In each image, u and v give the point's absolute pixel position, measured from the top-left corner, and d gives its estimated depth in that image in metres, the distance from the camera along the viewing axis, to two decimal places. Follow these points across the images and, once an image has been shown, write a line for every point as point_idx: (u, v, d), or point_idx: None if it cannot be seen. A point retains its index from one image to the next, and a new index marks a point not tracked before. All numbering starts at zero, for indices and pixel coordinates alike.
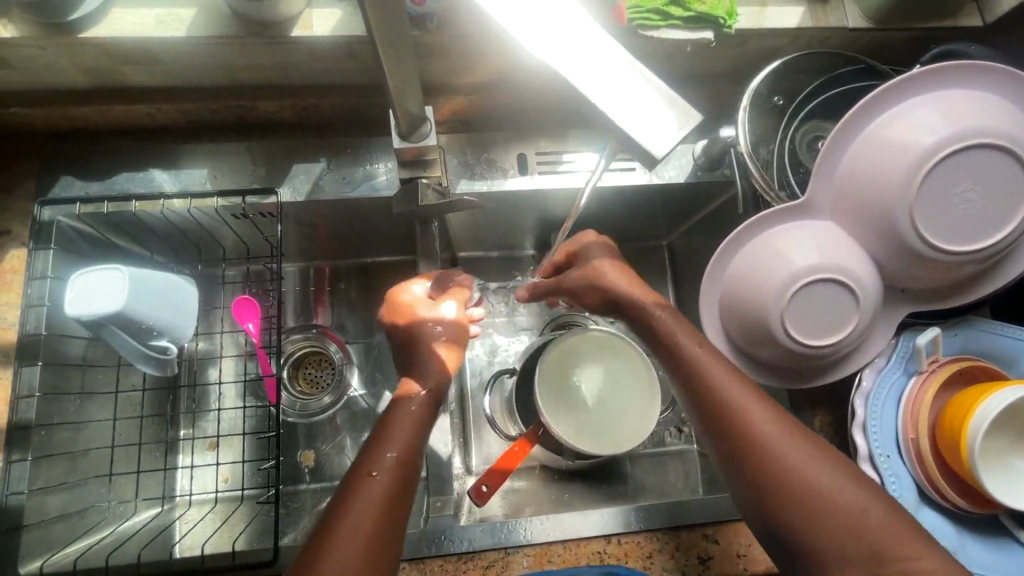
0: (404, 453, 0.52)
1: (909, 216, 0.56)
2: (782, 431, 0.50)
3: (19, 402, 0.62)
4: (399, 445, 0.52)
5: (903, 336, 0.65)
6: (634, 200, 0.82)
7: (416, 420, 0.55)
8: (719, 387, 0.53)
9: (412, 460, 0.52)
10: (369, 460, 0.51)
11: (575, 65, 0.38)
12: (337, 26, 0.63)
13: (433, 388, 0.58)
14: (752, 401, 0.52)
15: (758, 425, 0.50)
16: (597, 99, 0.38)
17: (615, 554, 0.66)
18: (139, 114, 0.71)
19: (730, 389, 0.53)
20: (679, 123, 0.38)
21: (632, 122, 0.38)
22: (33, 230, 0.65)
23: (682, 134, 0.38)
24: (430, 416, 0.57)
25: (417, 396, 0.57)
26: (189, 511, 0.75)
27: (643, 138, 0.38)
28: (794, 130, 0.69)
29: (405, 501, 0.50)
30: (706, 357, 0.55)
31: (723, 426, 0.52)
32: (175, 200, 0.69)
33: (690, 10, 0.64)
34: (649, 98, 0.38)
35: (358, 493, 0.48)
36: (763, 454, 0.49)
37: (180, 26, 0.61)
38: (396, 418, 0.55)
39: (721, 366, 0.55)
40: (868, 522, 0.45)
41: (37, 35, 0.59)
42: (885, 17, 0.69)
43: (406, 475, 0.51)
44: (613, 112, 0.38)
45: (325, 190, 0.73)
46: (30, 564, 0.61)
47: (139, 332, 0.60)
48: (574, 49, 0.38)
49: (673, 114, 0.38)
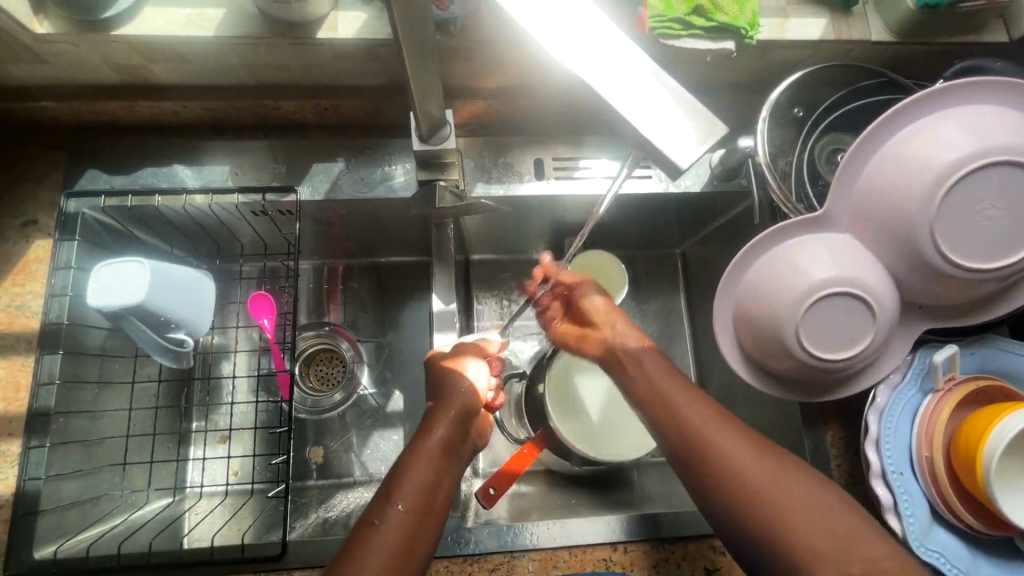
0: (412, 502, 0.53)
1: (929, 231, 0.56)
2: (754, 464, 0.51)
3: (39, 389, 0.64)
4: (408, 496, 0.53)
5: (919, 352, 0.64)
6: (650, 208, 0.82)
7: (432, 465, 0.56)
8: (693, 431, 0.54)
9: (421, 507, 0.53)
10: (380, 508, 0.52)
11: (600, 72, 0.38)
12: (361, 28, 0.64)
13: (450, 431, 0.59)
14: (726, 438, 0.53)
15: (739, 466, 0.51)
16: (621, 107, 0.38)
17: (620, 562, 0.66)
18: (165, 111, 0.73)
19: (712, 430, 0.53)
20: (703, 134, 0.38)
21: (656, 132, 0.38)
22: (59, 220, 0.67)
23: (704, 146, 0.38)
24: (448, 459, 0.58)
25: (432, 439, 0.58)
26: (199, 503, 0.76)
27: (665, 147, 0.38)
28: (813, 142, 0.69)
29: (418, 546, 0.52)
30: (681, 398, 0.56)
31: (706, 478, 0.52)
32: (197, 195, 0.70)
33: (713, 20, 0.64)
34: (674, 108, 0.39)
35: (365, 546, 0.50)
36: (748, 495, 0.50)
37: (209, 26, 0.62)
38: (411, 463, 0.56)
39: (696, 404, 0.55)
40: (862, 547, 0.47)
41: (70, 32, 0.60)
42: (908, 31, 0.69)
43: (414, 525, 0.52)
44: (636, 120, 0.38)
45: (344, 190, 0.74)
46: (43, 550, 0.62)
47: (158, 324, 0.61)
48: (598, 56, 0.39)
49: (696, 124, 0.38)
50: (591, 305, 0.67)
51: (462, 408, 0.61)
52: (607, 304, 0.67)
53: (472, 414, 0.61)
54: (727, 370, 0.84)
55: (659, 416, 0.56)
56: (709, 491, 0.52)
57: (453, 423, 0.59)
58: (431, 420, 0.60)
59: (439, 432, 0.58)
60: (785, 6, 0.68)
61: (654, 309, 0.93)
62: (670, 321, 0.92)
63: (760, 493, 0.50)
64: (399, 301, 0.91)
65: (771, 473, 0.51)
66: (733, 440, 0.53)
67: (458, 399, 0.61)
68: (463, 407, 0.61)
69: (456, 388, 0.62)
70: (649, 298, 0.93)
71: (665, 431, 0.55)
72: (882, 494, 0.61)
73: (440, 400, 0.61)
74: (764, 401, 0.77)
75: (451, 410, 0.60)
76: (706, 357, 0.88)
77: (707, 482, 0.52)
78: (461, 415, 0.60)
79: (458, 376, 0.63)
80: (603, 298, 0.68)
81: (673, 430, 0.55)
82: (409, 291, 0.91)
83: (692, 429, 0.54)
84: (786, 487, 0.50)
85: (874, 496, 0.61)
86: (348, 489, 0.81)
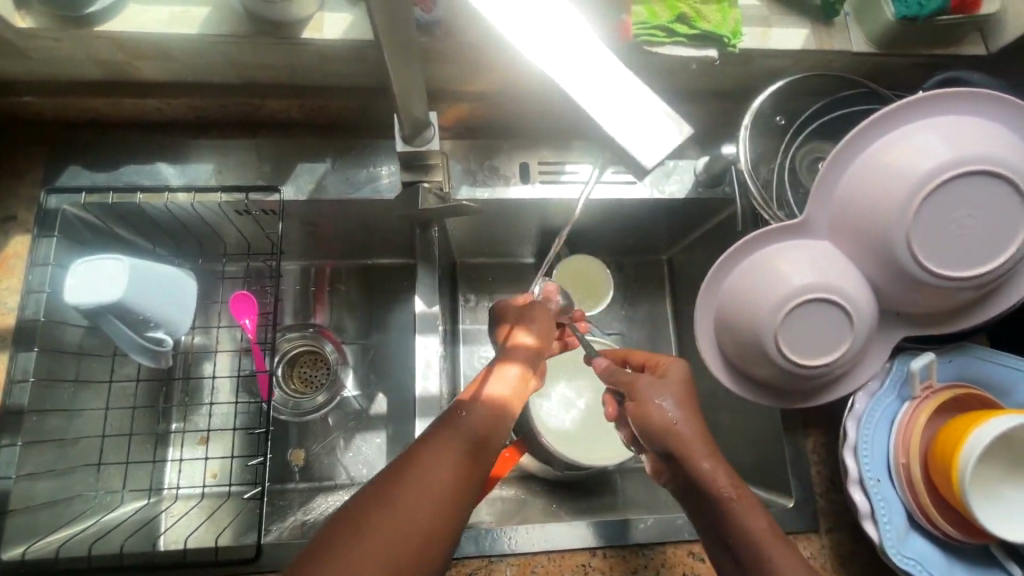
0: (420, 506, 0.50)
1: (906, 239, 0.56)
2: (743, 511, 0.54)
3: (13, 386, 0.63)
4: (415, 494, 0.50)
5: (897, 360, 0.64)
6: (636, 213, 0.82)
7: (448, 471, 0.52)
8: (701, 472, 0.56)
9: (429, 513, 0.50)
10: (385, 501, 0.49)
11: (571, 70, 0.38)
12: (347, 30, 0.64)
13: (470, 439, 0.55)
14: (724, 481, 0.55)
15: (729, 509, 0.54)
16: (590, 106, 0.38)
17: (600, 567, 0.66)
18: (149, 108, 0.72)
19: (742, 513, 0.54)
20: (671, 135, 0.38)
21: (623, 131, 0.38)
22: (39, 216, 0.66)
23: (672, 148, 0.38)
24: (464, 468, 0.53)
25: (450, 444, 0.54)
26: (175, 505, 0.75)
27: (633, 148, 0.38)
28: (795, 149, 0.70)
29: (420, 553, 0.48)
30: (691, 433, 0.58)
31: (704, 510, 0.56)
32: (180, 194, 0.70)
33: (696, 28, 0.65)
34: (646, 109, 0.39)
35: (363, 535, 0.47)
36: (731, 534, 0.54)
37: (193, 24, 0.62)
38: (429, 465, 0.52)
39: (707, 450, 0.57)
40: None
41: (52, 27, 0.60)
42: (888, 42, 0.69)
43: (421, 532, 0.49)
44: (606, 120, 0.38)
45: (329, 191, 0.74)
46: (11, 551, 0.61)
47: (135, 324, 0.64)
48: (570, 56, 0.38)
49: (667, 123, 0.39)
50: (656, 404, 0.59)
51: (483, 422, 0.56)
52: (678, 411, 0.59)
53: (494, 429, 0.57)
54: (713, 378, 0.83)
55: (667, 451, 0.58)
56: (705, 519, 0.56)
57: (474, 434, 0.55)
58: (452, 422, 0.56)
59: (457, 437, 0.55)
60: (768, 16, 0.69)
61: (640, 314, 0.93)
62: (656, 326, 0.93)
63: (739, 531, 0.54)
64: (384, 303, 0.90)
65: (753, 523, 0.54)
66: (719, 475, 0.55)
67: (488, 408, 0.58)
68: (485, 423, 0.57)
69: (478, 400, 0.58)
70: (634, 304, 0.94)
71: (668, 457, 0.58)
72: (859, 501, 0.61)
73: (462, 404, 0.58)
74: (746, 407, 0.77)
75: (475, 419, 0.56)
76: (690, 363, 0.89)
77: (704, 512, 0.56)
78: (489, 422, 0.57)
79: (478, 394, 0.59)
80: (676, 402, 0.59)
81: (673, 458, 0.58)
82: (394, 293, 0.91)
83: (735, 521, 0.54)
84: (762, 540, 0.53)
85: (852, 503, 0.61)
86: (329, 492, 0.80)
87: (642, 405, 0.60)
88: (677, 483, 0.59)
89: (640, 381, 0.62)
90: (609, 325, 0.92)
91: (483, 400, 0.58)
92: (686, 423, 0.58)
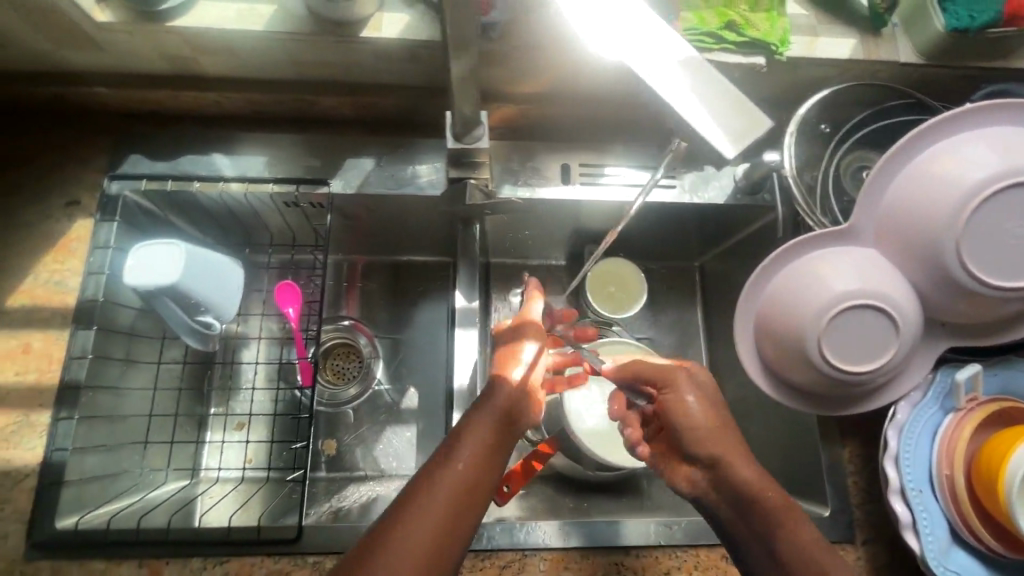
0: (456, 494, 0.52)
1: (956, 247, 0.56)
2: (776, 506, 0.56)
3: (72, 362, 0.66)
4: (450, 482, 0.52)
5: (941, 371, 0.64)
6: (672, 218, 0.83)
7: (480, 457, 0.54)
8: (739, 472, 0.58)
9: (466, 501, 0.52)
10: (423, 492, 0.51)
11: (648, 62, 0.40)
12: (403, 30, 0.66)
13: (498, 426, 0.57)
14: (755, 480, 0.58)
15: (767, 508, 0.56)
16: (671, 99, 0.40)
17: (633, 567, 0.66)
18: (209, 101, 0.75)
19: (773, 507, 0.56)
20: (750, 127, 0.40)
21: (704, 123, 0.40)
22: (102, 202, 0.70)
23: (752, 139, 0.39)
24: (496, 455, 0.55)
25: (481, 433, 0.56)
26: (214, 487, 0.76)
27: (715, 138, 0.40)
28: (839, 158, 0.70)
29: (460, 537, 0.51)
30: (725, 434, 0.61)
31: (743, 510, 0.57)
32: (233, 184, 0.73)
33: (744, 35, 0.66)
34: (723, 103, 0.40)
35: (406, 526, 0.49)
36: (772, 532, 0.56)
37: (259, 21, 0.65)
38: (453, 465, 0.53)
39: (736, 448, 0.60)
40: None
41: (128, 21, 0.63)
42: (937, 54, 0.70)
43: (459, 519, 0.51)
44: (687, 112, 0.40)
45: (374, 187, 0.76)
46: (66, 519, 0.63)
47: (187, 306, 0.66)
48: (645, 45, 0.40)
49: (745, 117, 0.40)
50: (691, 405, 0.62)
51: (508, 406, 0.58)
52: (708, 411, 0.62)
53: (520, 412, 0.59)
54: (745, 384, 0.83)
55: (704, 451, 0.60)
56: (743, 522, 0.57)
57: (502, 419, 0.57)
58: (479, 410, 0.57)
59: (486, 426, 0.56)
60: (816, 25, 0.70)
61: (671, 320, 0.94)
62: (687, 332, 0.93)
63: (781, 530, 0.55)
64: (419, 299, 0.92)
65: (788, 519, 0.56)
66: (748, 473, 0.58)
67: (511, 402, 0.58)
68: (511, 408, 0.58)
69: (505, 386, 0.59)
70: (666, 310, 0.94)
71: (706, 457, 0.60)
72: (900, 512, 0.61)
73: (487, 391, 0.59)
74: (780, 414, 0.76)
75: (501, 406, 0.57)
76: (721, 370, 0.88)
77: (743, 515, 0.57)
78: (512, 417, 0.58)
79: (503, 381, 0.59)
80: (701, 398, 0.63)
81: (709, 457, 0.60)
82: (429, 289, 0.92)
83: (771, 517, 0.56)
84: (800, 537, 0.55)
85: (893, 513, 0.61)
86: (360, 482, 0.82)
87: (679, 405, 0.62)
88: (704, 484, 0.61)
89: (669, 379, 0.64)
90: (641, 329, 0.92)
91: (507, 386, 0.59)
92: (714, 420, 0.61)
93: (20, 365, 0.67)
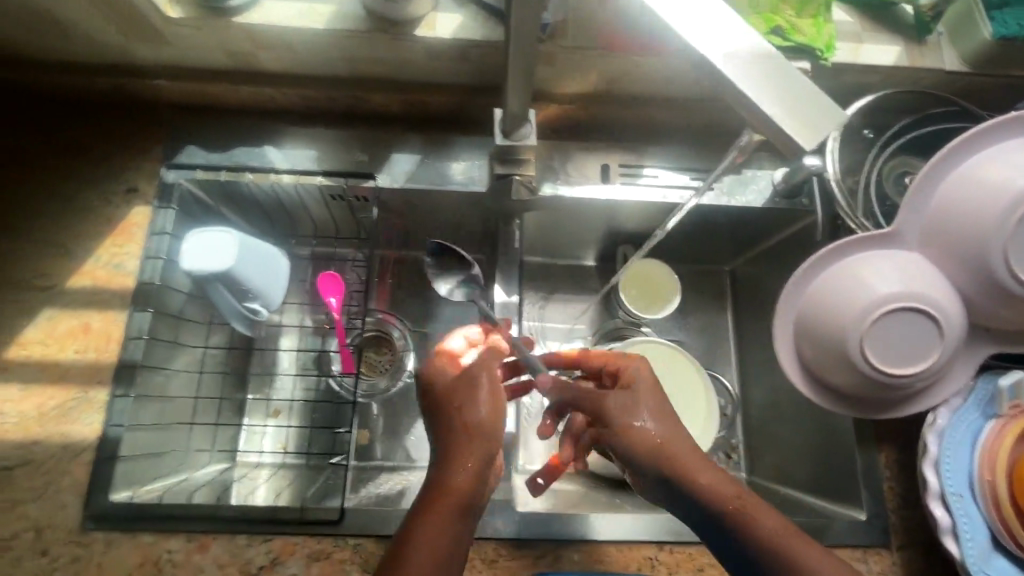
0: (443, 524, 0.52)
1: (1003, 251, 0.57)
2: (770, 519, 0.54)
3: (129, 342, 0.69)
4: (437, 514, 0.53)
5: (981, 378, 0.64)
6: (707, 221, 0.84)
7: (463, 486, 0.55)
8: (703, 488, 0.56)
9: (454, 528, 0.53)
10: (412, 528, 0.52)
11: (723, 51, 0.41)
12: (457, 29, 0.69)
13: (476, 453, 0.56)
14: (735, 497, 0.55)
15: (758, 525, 0.54)
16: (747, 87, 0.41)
17: (667, 562, 0.66)
18: (263, 96, 0.78)
19: (763, 521, 0.54)
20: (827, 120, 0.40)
21: (783, 111, 0.40)
22: (160, 190, 0.73)
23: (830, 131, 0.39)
24: (479, 480, 0.56)
25: (461, 465, 0.56)
26: (252, 471, 0.78)
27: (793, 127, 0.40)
28: (881, 163, 0.70)
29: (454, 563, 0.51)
30: (676, 448, 0.58)
31: (715, 529, 0.55)
32: (285, 176, 0.75)
33: (790, 40, 0.67)
34: (799, 95, 0.40)
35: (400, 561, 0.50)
36: (765, 549, 0.53)
37: (320, 19, 0.68)
38: (426, 499, 0.54)
39: (699, 463, 0.57)
40: None
41: (196, 16, 0.66)
42: (981, 62, 0.70)
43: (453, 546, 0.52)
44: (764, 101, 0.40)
45: (419, 182, 0.78)
46: (119, 493, 0.65)
47: (238, 292, 0.69)
48: (719, 35, 0.42)
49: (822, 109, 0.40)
50: (637, 424, 0.59)
51: (480, 434, 0.57)
52: (658, 426, 0.59)
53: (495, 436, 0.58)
54: (777, 387, 0.84)
55: (658, 469, 0.57)
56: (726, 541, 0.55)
57: (478, 447, 0.57)
58: (454, 441, 0.57)
59: (465, 458, 0.56)
60: (860, 32, 0.71)
61: (702, 323, 0.94)
62: (718, 335, 0.93)
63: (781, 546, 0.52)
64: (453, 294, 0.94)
65: (786, 533, 0.53)
66: (723, 487, 0.56)
67: (479, 422, 0.58)
68: (486, 435, 0.57)
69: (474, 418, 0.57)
70: (697, 312, 0.94)
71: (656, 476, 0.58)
72: (940, 516, 0.61)
73: (455, 426, 0.58)
74: (815, 418, 0.76)
75: (472, 437, 0.57)
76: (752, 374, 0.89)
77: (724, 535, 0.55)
78: (484, 438, 0.57)
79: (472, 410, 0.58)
80: (654, 411, 0.60)
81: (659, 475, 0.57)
82: None
83: (758, 533, 0.53)
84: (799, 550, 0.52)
85: (932, 518, 0.61)
86: (391, 471, 0.83)
87: (621, 423, 0.60)
88: (668, 500, 0.58)
89: (610, 395, 0.61)
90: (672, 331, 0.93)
91: (477, 418, 0.58)
92: (666, 432, 0.59)
93: (80, 344, 0.69)
